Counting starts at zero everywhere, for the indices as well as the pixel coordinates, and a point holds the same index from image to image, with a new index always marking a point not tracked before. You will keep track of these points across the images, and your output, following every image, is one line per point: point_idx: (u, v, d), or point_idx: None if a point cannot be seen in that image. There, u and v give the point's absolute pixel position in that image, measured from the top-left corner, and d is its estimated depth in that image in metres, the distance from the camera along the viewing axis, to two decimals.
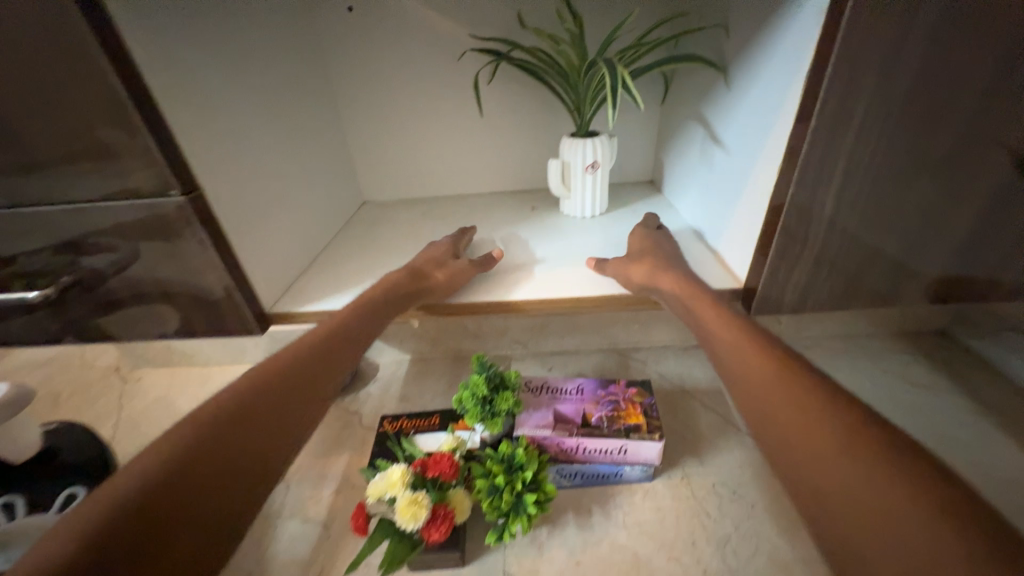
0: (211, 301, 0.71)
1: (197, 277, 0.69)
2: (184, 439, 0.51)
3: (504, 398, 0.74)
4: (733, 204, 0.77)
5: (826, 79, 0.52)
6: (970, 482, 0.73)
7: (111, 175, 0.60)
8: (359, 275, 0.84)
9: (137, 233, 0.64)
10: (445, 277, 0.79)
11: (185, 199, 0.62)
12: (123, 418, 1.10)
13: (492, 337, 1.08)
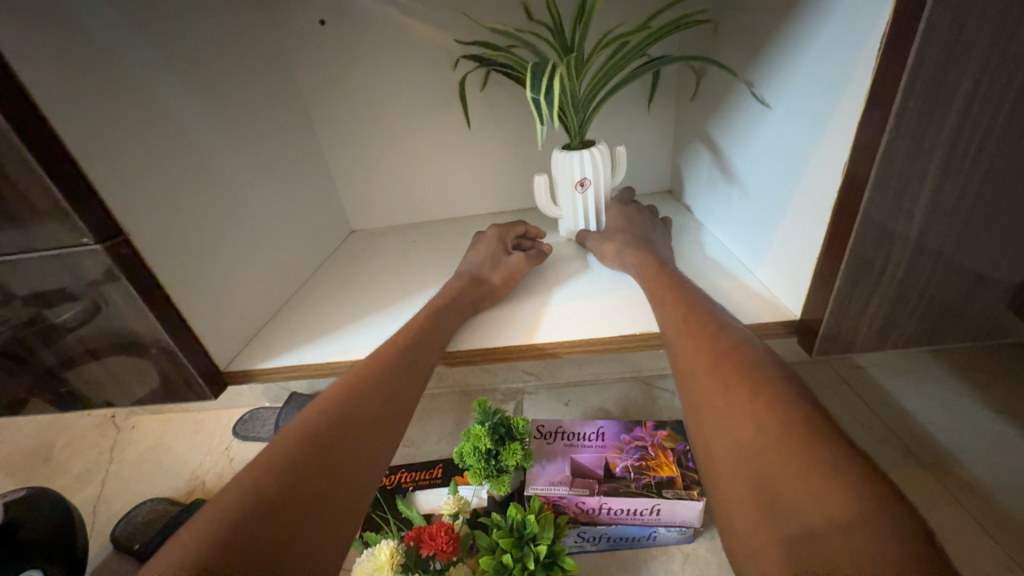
0: (151, 361, 0.61)
1: (135, 341, 0.59)
2: (268, 492, 0.40)
3: (512, 452, 0.63)
4: (780, 217, 0.65)
5: (915, 50, 0.41)
6: None
7: (15, 228, 0.50)
8: (338, 323, 0.75)
9: (57, 294, 0.55)
10: (502, 278, 0.76)
11: (102, 246, 0.52)
12: (113, 471, 1.03)
13: (502, 370, 0.98)
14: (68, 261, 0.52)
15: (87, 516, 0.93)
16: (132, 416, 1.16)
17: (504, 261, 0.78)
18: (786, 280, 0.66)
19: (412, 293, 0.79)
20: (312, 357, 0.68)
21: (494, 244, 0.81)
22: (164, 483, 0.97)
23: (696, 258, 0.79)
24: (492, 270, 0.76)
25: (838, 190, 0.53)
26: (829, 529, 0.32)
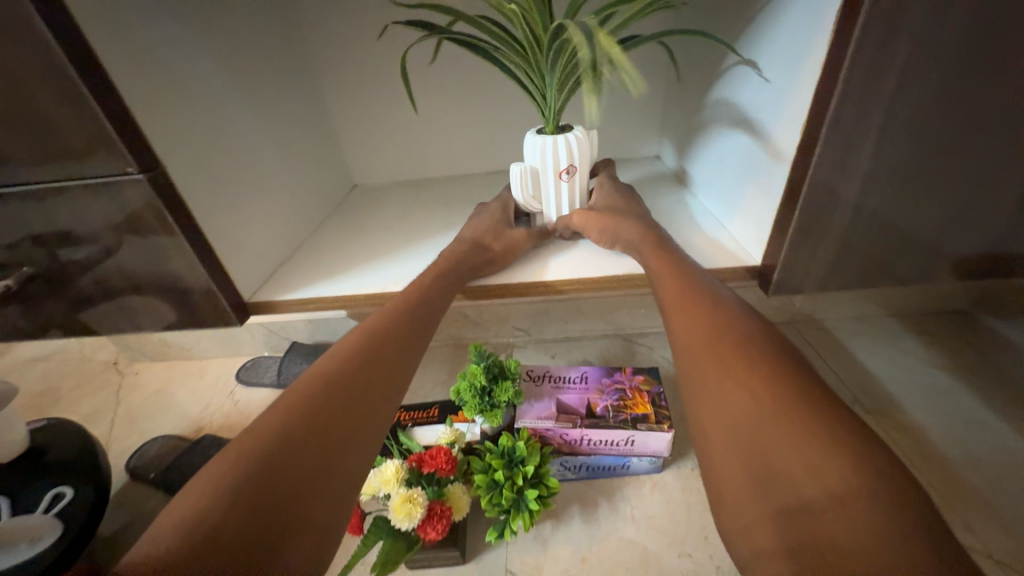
0: (187, 294, 0.67)
1: (175, 274, 0.65)
2: (285, 438, 0.45)
3: (504, 389, 0.70)
4: (749, 183, 0.71)
5: (866, 30, 0.46)
6: (1000, 475, 0.70)
7: (68, 162, 0.55)
8: (345, 264, 0.80)
9: (105, 227, 0.60)
10: (504, 249, 0.79)
11: (144, 176, 0.56)
12: (120, 412, 1.09)
13: (494, 325, 1.05)
14: (119, 194, 0.57)
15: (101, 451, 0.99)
16: (134, 363, 1.21)
17: (505, 235, 0.81)
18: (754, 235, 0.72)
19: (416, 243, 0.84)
20: (328, 291, 0.73)
21: (494, 216, 0.84)
22: (173, 422, 1.03)
23: (674, 216, 0.85)
24: (495, 239, 0.80)
25: (795, 151, 0.57)
26: (829, 503, 0.38)
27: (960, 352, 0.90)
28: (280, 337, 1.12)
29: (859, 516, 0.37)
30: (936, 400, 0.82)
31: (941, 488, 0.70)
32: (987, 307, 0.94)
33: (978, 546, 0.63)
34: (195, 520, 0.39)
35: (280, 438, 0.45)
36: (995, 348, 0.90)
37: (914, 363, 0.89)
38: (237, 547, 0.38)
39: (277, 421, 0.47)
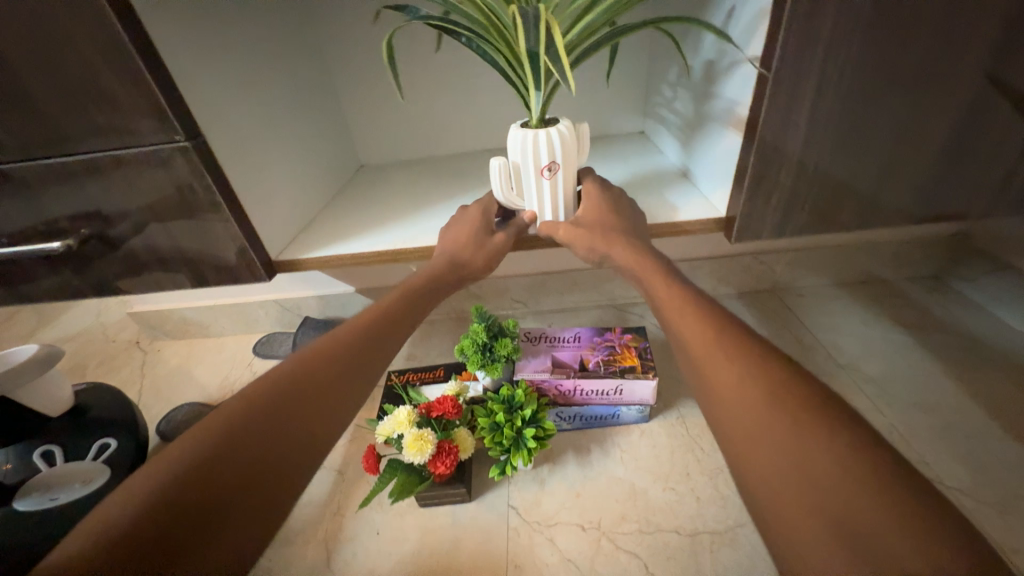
0: (230, 263, 0.67)
1: (214, 243, 0.65)
2: (220, 447, 0.43)
3: (503, 345, 0.78)
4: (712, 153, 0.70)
5: None
6: (956, 416, 0.78)
7: (119, 131, 0.55)
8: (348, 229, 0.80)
9: (150, 194, 0.60)
10: (482, 261, 0.69)
11: (191, 145, 0.57)
12: (147, 385, 1.16)
13: (494, 298, 1.11)
14: (163, 161, 0.58)
15: None
16: (156, 342, 1.28)
17: (485, 241, 0.70)
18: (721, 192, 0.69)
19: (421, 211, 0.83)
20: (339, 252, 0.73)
21: (470, 224, 0.70)
22: (198, 393, 1.11)
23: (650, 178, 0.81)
24: (475, 248, 0.69)
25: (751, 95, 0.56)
26: (872, 533, 0.34)
27: (927, 312, 0.97)
28: (294, 314, 1.19)
29: (900, 541, 0.33)
30: (902, 353, 0.89)
31: (901, 428, 0.77)
32: (955, 271, 1.01)
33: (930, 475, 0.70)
34: (109, 525, 0.36)
35: (293, 396, 0.50)
36: (959, 308, 0.97)
37: (886, 323, 0.96)
38: (175, 526, 0.38)
39: (245, 410, 0.47)
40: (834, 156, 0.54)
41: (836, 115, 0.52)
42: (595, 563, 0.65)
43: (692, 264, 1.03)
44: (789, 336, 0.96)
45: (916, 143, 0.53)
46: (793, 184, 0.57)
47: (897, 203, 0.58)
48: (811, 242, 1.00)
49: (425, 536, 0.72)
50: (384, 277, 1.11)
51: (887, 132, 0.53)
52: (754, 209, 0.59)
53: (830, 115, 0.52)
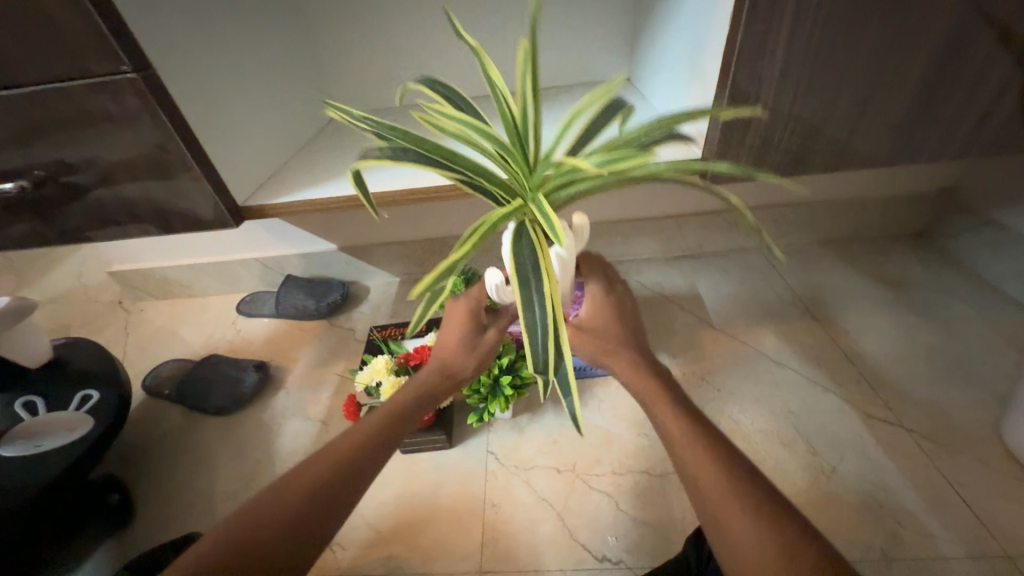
0: (197, 212, 0.64)
1: (182, 190, 0.61)
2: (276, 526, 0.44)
3: None
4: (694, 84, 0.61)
5: None
6: (925, 365, 0.80)
7: (60, 58, 0.50)
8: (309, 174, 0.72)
9: (105, 135, 0.56)
10: (474, 363, 0.61)
11: (138, 76, 0.52)
12: (131, 344, 1.16)
13: (479, 256, 1.10)
14: (115, 99, 0.53)
15: None
16: (139, 302, 1.27)
17: (479, 341, 0.61)
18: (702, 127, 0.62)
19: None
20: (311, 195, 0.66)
21: (462, 325, 0.61)
22: (183, 351, 1.11)
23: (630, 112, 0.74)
24: (464, 354, 0.61)
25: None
26: None
27: (906, 266, 0.98)
28: (277, 273, 1.18)
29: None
30: (878, 306, 0.91)
31: (872, 377, 0.79)
32: (939, 228, 1.01)
33: (895, 419, 0.73)
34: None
35: (368, 450, 0.51)
36: (938, 262, 0.98)
37: (866, 278, 0.97)
38: None
39: (307, 481, 0.48)
40: (810, 92, 0.52)
41: (816, 46, 0.49)
42: (569, 501, 0.68)
43: (677, 220, 1.02)
44: (771, 292, 0.97)
45: (898, 78, 0.52)
46: (768, 123, 0.55)
47: (875, 144, 0.57)
48: (798, 198, 0.99)
49: (408, 481, 0.74)
50: (367, 235, 1.09)
51: (867, 66, 0.51)
52: (729, 146, 0.57)
53: (808, 47, 0.49)
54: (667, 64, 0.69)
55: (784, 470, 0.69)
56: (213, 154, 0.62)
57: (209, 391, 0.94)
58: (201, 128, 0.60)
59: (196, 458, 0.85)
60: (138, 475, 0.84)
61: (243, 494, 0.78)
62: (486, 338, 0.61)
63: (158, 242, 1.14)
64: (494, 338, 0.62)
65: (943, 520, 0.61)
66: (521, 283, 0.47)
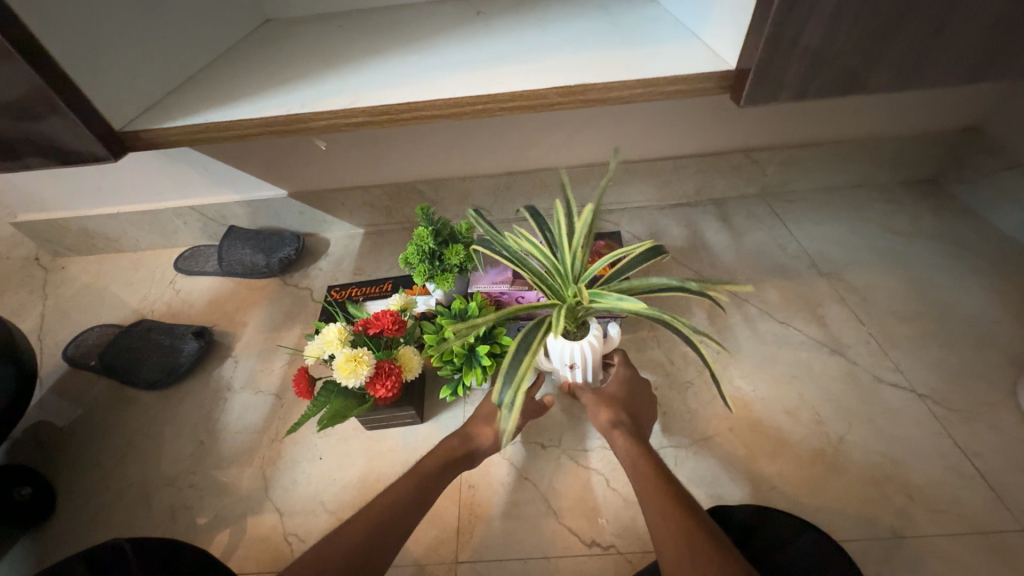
0: (57, 141, 0.47)
1: (28, 117, 0.44)
2: None
3: (454, 252, 0.66)
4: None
5: None
6: (937, 325, 0.74)
7: None
8: (218, 89, 0.55)
9: None
10: (493, 438, 0.56)
11: None
12: (50, 307, 1.00)
13: (451, 204, 0.96)
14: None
15: (35, 344, 0.93)
16: (59, 258, 1.09)
17: (501, 416, 0.57)
18: (735, 29, 0.46)
19: (334, 58, 0.57)
20: (222, 116, 0.50)
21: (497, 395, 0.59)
22: (110, 314, 0.96)
23: (633, 21, 0.57)
24: (481, 424, 0.57)
25: None
26: None
27: (921, 215, 0.90)
28: (218, 224, 1.01)
29: None
30: (890, 259, 0.84)
31: (881, 339, 0.73)
32: (958, 173, 0.92)
33: (905, 384, 0.68)
34: None
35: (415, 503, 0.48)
36: (954, 211, 0.90)
37: (878, 228, 0.89)
38: None
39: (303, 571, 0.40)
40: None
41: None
42: (552, 482, 0.62)
43: (676, 163, 0.90)
44: (774, 244, 0.88)
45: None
46: (834, 16, 0.39)
47: (963, 50, 0.42)
48: (813, 136, 0.87)
49: (372, 459, 0.68)
50: (320, 179, 0.93)
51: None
52: (776, 51, 0.42)
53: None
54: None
55: (788, 441, 0.64)
56: (67, 59, 0.44)
57: (141, 364, 0.81)
58: (52, 21, 0.42)
59: (131, 439, 0.74)
60: (64, 461, 0.73)
61: (187, 480, 0.69)
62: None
63: (66, 186, 0.95)
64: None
65: (952, 493, 0.58)
66: (517, 351, 0.50)
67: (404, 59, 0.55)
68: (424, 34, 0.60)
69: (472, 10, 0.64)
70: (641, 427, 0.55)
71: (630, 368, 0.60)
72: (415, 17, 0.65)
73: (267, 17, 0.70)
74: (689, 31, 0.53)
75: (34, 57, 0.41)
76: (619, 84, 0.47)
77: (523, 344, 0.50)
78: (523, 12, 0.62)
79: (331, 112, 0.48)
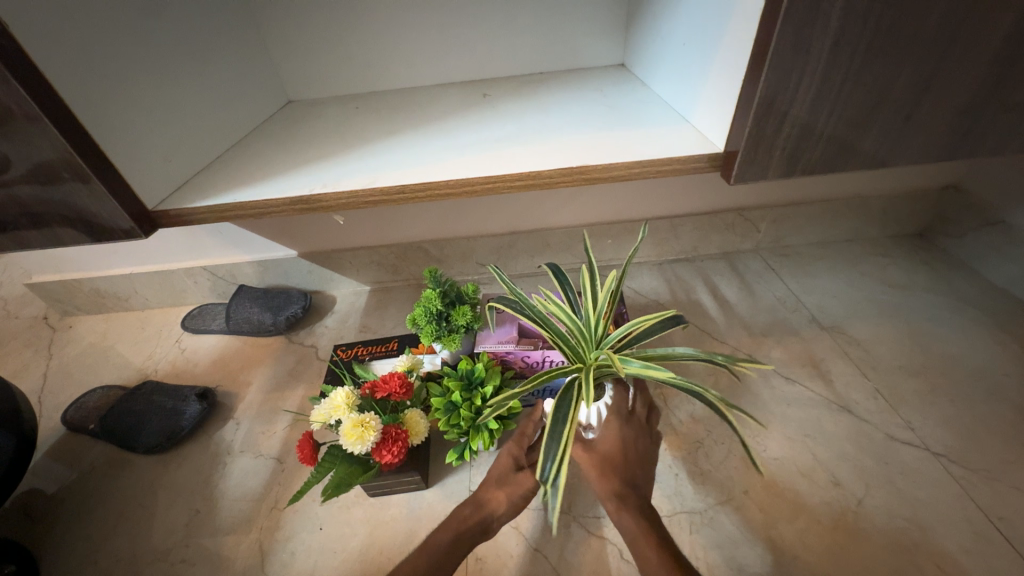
0: (86, 213, 0.49)
1: (67, 193, 0.48)
2: None
3: (461, 313, 0.67)
4: (709, 60, 0.51)
5: None
6: (941, 378, 0.74)
7: None
8: (245, 169, 0.59)
9: None
10: (505, 503, 0.54)
11: None
12: (53, 367, 1.00)
13: (457, 262, 0.99)
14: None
15: (34, 407, 0.92)
16: (67, 317, 1.10)
17: (513, 479, 0.55)
18: (720, 117, 0.50)
19: (352, 138, 0.62)
20: (247, 197, 0.53)
21: (507, 454, 0.58)
22: (112, 374, 0.96)
23: (627, 105, 0.62)
24: (494, 488, 0.55)
25: None
26: None
27: (913, 269, 0.93)
28: (228, 283, 1.04)
29: None
30: (888, 311, 0.86)
31: (888, 394, 0.73)
32: (942, 228, 0.96)
33: (918, 441, 0.67)
34: None
35: None
36: (945, 264, 0.93)
37: (873, 281, 0.91)
38: None
39: None
40: (866, 62, 0.41)
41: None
42: (563, 552, 0.60)
43: (672, 221, 0.94)
44: (773, 297, 0.90)
45: (977, 38, 0.41)
46: (813, 103, 0.44)
47: (930, 134, 0.47)
48: (799, 197, 0.92)
49: (374, 529, 0.65)
50: (331, 241, 0.97)
51: (938, 25, 0.40)
52: (762, 134, 0.46)
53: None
54: (670, 38, 0.59)
55: (806, 504, 0.62)
56: (110, 148, 0.48)
57: (142, 427, 0.80)
58: (100, 117, 0.47)
59: (124, 508, 0.72)
60: (51, 534, 0.70)
61: (180, 554, 0.66)
62: (522, 477, 0.55)
63: (84, 249, 0.98)
64: (529, 480, 0.55)
65: (983, 562, 0.55)
66: (551, 425, 0.49)
67: (419, 139, 0.60)
68: (437, 115, 0.65)
69: (479, 93, 0.71)
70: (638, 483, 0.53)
71: (620, 416, 0.56)
72: (426, 100, 0.71)
73: (290, 99, 0.77)
74: (678, 114, 0.59)
75: (84, 148, 0.45)
76: (619, 163, 0.51)
77: (560, 415, 0.50)
78: (526, 94, 0.69)
79: (348, 193, 0.52)
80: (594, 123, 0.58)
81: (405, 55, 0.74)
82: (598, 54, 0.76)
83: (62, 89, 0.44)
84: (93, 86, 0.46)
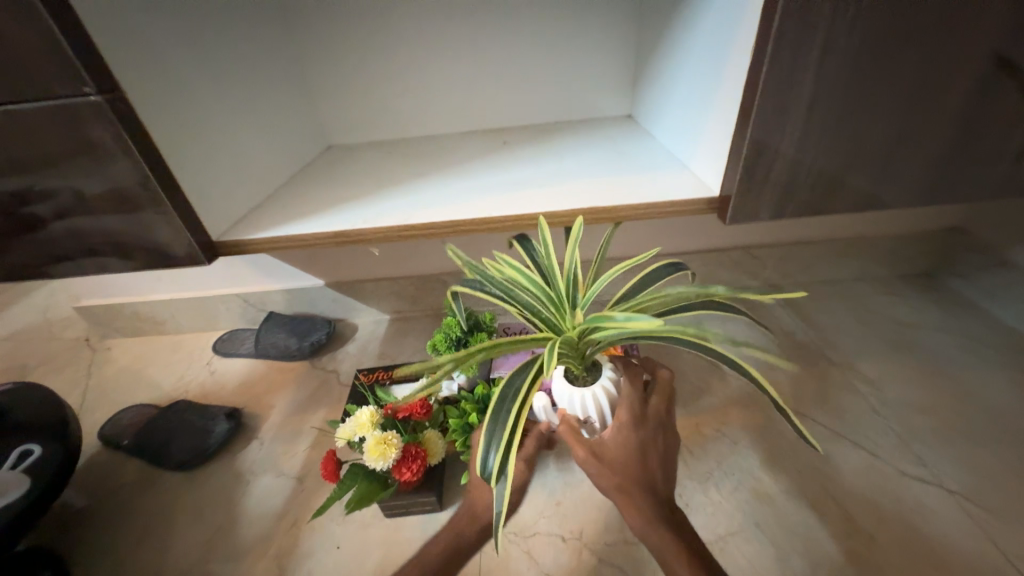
0: (160, 245, 0.56)
1: (147, 226, 0.55)
2: None
3: (478, 340, 0.72)
4: (706, 117, 0.57)
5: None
6: (952, 416, 0.74)
7: (20, 82, 0.45)
8: (294, 206, 0.66)
9: (63, 163, 0.50)
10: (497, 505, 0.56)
11: (103, 98, 0.46)
12: (91, 386, 1.06)
13: (474, 294, 1.05)
14: (63, 114, 0.47)
15: None
16: (106, 339, 1.17)
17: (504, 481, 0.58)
18: (715, 165, 0.57)
19: (387, 180, 0.70)
20: (296, 230, 0.60)
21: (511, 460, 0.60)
22: (145, 394, 1.01)
23: (634, 152, 0.69)
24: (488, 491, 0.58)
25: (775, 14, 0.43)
26: None
27: (919, 308, 0.95)
28: (258, 310, 1.10)
29: None
30: (895, 347, 0.87)
31: (897, 429, 0.73)
32: (949, 268, 0.98)
33: (930, 478, 0.67)
34: None
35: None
36: (951, 303, 0.95)
37: (879, 318, 0.93)
38: None
39: None
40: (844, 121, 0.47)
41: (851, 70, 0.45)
42: None
43: (680, 258, 0.99)
44: (780, 332, 0.93)
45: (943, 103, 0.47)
46: (800, 152, 0.49)
47: (910, 183, 0.52)
48: (802, 236, 0.97)
49: (389, 550, 0.66)
50: (357, 272, 1.04)
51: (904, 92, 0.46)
52: (753, 182, 0.51)
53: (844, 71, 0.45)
54: (672, 96, 0.66)
55: (818, 538, 0.62)
56: (189, 189, 0.56)
57: (172, 444, 0.85)
58: (184, 163, 0.55)
59: (151, 522, 0.75)
60: (81, 545, 0.73)
61: (201, 569, 0.68)
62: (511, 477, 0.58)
63: (131, 276, 1.07)
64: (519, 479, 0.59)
65: None
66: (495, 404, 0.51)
67: (447, 181, 0.67)
68: (463, 160, 0.73)
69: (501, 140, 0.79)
70: (656, 490, 0.49)
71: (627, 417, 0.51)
72: (453, 145, 0.80)
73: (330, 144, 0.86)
74: (679, 160, 0.65)
75: (167, 188, 0.53)
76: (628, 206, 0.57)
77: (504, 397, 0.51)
78: (542, 142, 0.76)
79: (383, 228, 0.58)
80: (604, 168, 0.65)
81: (436, 108, 0.83)
82: (609, 106, 0.83)
83: (159, 141, 0.52)
84: (179, 132, 0.55)
